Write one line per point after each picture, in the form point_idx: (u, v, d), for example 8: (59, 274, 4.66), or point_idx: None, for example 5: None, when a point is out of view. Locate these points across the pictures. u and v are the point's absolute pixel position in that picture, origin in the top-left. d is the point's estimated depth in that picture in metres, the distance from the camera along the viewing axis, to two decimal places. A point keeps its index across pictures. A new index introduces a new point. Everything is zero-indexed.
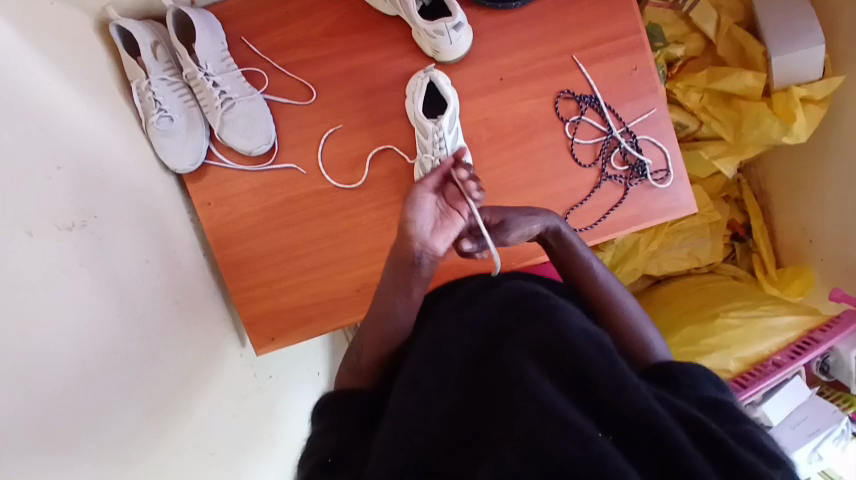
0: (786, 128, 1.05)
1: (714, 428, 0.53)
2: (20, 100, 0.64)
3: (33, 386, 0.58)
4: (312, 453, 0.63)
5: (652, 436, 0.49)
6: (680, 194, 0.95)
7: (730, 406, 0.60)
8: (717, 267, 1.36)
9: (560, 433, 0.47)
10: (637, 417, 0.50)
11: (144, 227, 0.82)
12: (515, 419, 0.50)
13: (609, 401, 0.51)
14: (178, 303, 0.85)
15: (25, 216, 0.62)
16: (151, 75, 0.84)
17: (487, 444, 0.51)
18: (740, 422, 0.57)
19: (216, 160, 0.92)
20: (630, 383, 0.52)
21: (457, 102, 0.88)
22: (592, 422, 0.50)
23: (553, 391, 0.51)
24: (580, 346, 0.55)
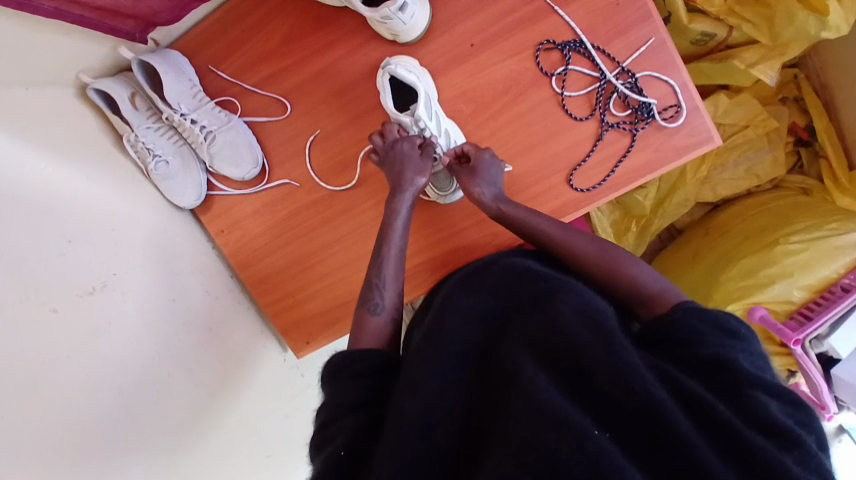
0: (823, 22, 0.89)
1: (724, 409, 0.47)
2: (18, 195, 0.71)
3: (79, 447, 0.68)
4: (325, 442, 0.61)
5: (651, 424, 0.46)
6: (700, 128, 0.83)
7: (741, 364, 0.51)
8: (782, 182, 1.20)
9: (553, 433, 0.46)
10: (636, 405, 0.47)
11: (162, 268, 0.89)
12: (512, 421, 0.49)
13: (608, 390, 0.48)
14: (212, 329, 0.93)
15: (45, 297, 0.69)
16: (136, 127, 0.88)
17: (488, 447, 0.50)
18: (748, 389, 0.49)
19: (217, 190, 0.97)
20: (626, 368, 0.49)
21: (427, 84, 0.83)
22: (587, 415, 0.48)
23: (549, 388, 0.50)
24: (576, 335, 0.53)
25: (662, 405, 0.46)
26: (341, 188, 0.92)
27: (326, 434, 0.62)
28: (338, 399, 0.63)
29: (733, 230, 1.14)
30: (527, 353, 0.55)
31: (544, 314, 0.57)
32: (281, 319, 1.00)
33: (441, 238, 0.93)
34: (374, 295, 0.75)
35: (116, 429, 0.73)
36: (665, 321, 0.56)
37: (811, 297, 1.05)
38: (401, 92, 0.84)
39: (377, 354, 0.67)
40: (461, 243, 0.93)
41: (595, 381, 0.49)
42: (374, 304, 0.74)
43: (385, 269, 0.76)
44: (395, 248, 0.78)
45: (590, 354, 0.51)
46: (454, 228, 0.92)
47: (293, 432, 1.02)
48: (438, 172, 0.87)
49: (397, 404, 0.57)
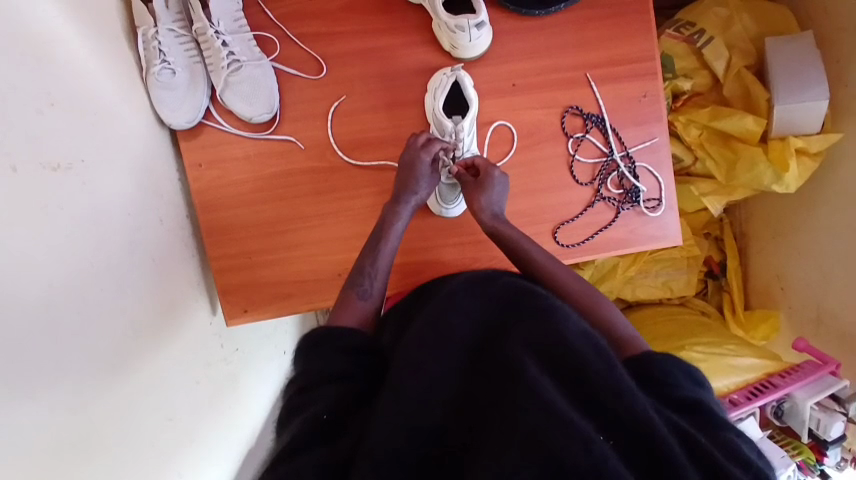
0: (778, 178, 1.08)
1: (704, 442, 0.49)
2: (17, 34, 0.60)
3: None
4: (300, 407, 0.60)
5: (646, 444, 0.47)
6: (669, 225, 0.96)
7: (711, 409, 0.55)
8: (688, 300, 1.39)
9: (561, 432, 0.44)
10: (632, 423, 0.47)
11: (129, 177, 0.79)
12: (513, 414, 0.46)
13: (608, 403, 0.48)
14: (154, 261, 0.82)
15: (9, 151, 0.58)
16: (159, 23, 0.83)
17: (482, 435, 0.47)
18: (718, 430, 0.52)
19: (213, 121, 0.90)
20: (628, 389, 0.49)
21: (477, 105, 0.89)
22: (590, 422, 0.47)
23: (551, 389, 0.47)
24: (576, 345, 0.52)
25: (657, 429, 0.47)
26: (356, 161, 0.92)
27: (301, 401, 0.61)
28: (317, 368, 0.63)
29: (644, 329, 1.33)
30: (528, 353, 0.52)
31: (544, 319, 0.55)
32: (228, 277, 0.93)
33: (423, 246, 0.94)
34: (364, 281, 0.77)
35: (36, 340, 0.59)
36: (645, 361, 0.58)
37: None
38: (456, 102, 0.90)
39: (360, 336, 0.66)
40: (440, 257, 0.94)
41: (596, 393, 0.49)
42: (363, 290, 0.75)
43: (379, 260, 0.80)
44: (392, 245, 0.82)
45: (593, 368, 0.50)
46: (439, 240, 0.94)
47: (197, 405, 0.91)
48: (456, 184, 0.91)
49: (393, 385, 0.53)
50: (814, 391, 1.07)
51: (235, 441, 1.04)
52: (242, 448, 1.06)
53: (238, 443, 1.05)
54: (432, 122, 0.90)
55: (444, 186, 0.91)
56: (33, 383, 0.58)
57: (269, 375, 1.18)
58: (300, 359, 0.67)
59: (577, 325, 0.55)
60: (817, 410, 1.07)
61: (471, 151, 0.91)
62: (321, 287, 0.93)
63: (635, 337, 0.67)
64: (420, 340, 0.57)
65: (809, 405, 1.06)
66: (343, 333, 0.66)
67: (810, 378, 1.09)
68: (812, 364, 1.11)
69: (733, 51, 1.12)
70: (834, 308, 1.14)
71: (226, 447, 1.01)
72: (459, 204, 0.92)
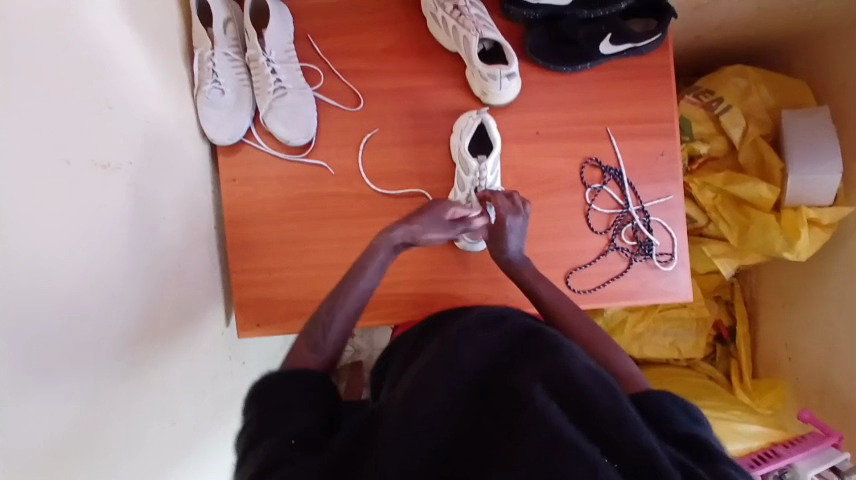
0: (790, 244, 1.10)
1: (704, 474, 0.49)
2: (85, 42, 0.66)
3: (36, 313, 0.56)
4: (272, 431, 0.59)
5: (650, 474, 0.46)
6: (680, 281, 0.98)
7: (713, 444, 0.55)
8: (696, 364, 1.39)
9: (567, 455, 0.44)
10: (634, 452, 0.47)
11: (167, 184, 0.83)
12: (520, 439, 0.47)
13: (614, 432, 0.48)
14: (180, 266, 0.86)
15: (65, 144, 0.63)
16: (216, 47, 0.90)
17: (490, 460, 0.47)
18: (719, 462, 0.52)
19: (252, 140, 0.96)
20: (632, 420, 0.50)
21: (502, 145, 0.92)
22: (596, 447, 0.47)
23: (558, 414, 0.48)
24: (584, 380, 0.53)
25: (659, 459, 0.47)
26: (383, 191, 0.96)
27: (272, 427, 0.60)
28: (286, 402, 0.63)
29: None
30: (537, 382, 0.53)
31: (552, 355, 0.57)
32: (246, 289, 0.96)
33: (439, 278, 0.97)
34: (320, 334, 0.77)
35: (63, 326, 0.61)
36: (650, 402, 0.62)
37: None
38: (481, 142, 0.94)
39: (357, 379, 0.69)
40: (453, 290, 0.97)
41: (601, 422, 0.49)
42: (317, 343, 0.75)
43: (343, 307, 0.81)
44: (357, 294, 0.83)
45: (599, 401, 0.51)
46: (452, 275, 0.97)
47: (199, 413, 0.91)
48: None
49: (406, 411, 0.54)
50: (816, 463, 1.06)
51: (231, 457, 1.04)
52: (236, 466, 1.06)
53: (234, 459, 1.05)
54: (457, 161, 0.94)
55: None
56: (51, 366, 0.59)
57: None
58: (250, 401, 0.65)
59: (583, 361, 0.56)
60: None
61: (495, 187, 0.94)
62: None
63: (635, 375, 0.69)
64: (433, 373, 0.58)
65: (809, 476, 1.05)
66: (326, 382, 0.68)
67: (811, 449, 1.07)
68: (816, 435, 1.10)
69: (750, 120, 1.17)
70: (837, 381, 1.13)
71: (222, 460, 1.01)
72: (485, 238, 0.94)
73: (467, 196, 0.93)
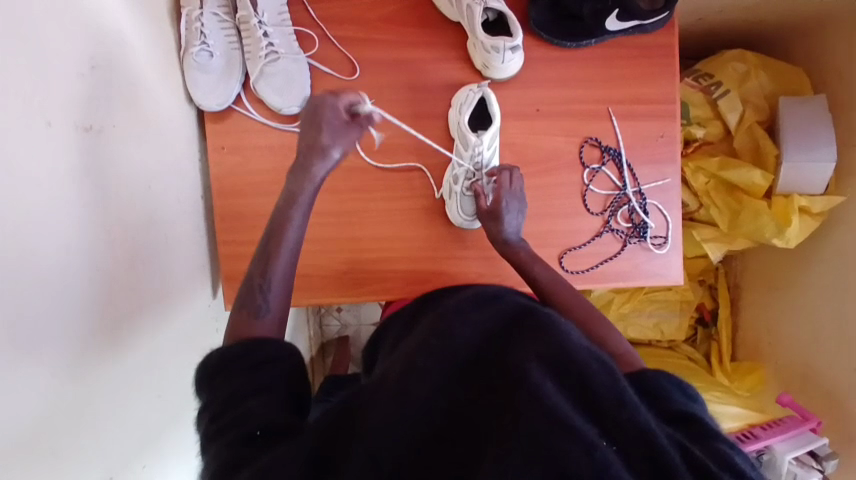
0: (780, 231, 1.11)
1: (699, 454, 0.49)
2: None
3: (15, 283, 0.53)
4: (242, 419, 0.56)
5: (649, 459, 0.46)
6: (673, 264, 0.98)
7: (707, 423, 0.55)
8: (677, 345, 1.41)
9: (565, 437, 0.43)
10: (632, 433, 0.47)
11: (154, 150, 0.79)
12: (512, 418, 0.46)
13: (611, 412, 0.47)
14: (166, 236, 0.83)
15: (47, 105, 0.59)
16: (205, 6, 0.86)
17: (479, 440, 0.47)
18: (713, 440, 0.52)
19: (242, 108, 0.91)
20: (630, 401, 0.49)
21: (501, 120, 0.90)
22: (593, 427, 0.46)
23: (552, 391, 0.47)
24: (582, 357, 0.52)
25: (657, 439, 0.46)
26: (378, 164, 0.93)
27: (233, 416, 0.56)
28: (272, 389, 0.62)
29: None
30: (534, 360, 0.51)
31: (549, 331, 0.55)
32: (234, 261, 0.93)
33: (433, 256, 0.95)
34: (257, 297, 0.70)
35: (47, 297, 0.58)
36: (645, 381, 0.61)
37: None
38: (480, 116, 0.92)
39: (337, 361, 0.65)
40: (447, 268, 0.95)
41: (599, 403, 0.48)
42: (259, 307, 0.68)
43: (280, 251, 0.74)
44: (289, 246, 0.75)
45: (597, 381, 0.50)
46: (447, 253, 0.95)
47: (187, 388, 0.89)
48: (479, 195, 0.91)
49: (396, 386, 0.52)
50: (794, 446, 1.10)
51: None
52: None
53: None
54: (455, 135, 0.92)
55: (465, 197, 0.91)
56: (34, 338, 0.56)
57: None
58: (204, 390, 0.61)
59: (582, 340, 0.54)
60: (796, 464, 1.09)
61: (493, 163, 0.92)
62: (326, 283, 0.94)
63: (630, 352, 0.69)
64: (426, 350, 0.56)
65: (788, 458, 1.09)
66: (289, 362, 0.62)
67: (791, 432, 1.12)
68: (794, 420, 1.14)
69: (747, 105, 1.17)
70: (818, 367, 1.16)
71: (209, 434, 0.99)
72: None
73: (467, 170, 0.91)
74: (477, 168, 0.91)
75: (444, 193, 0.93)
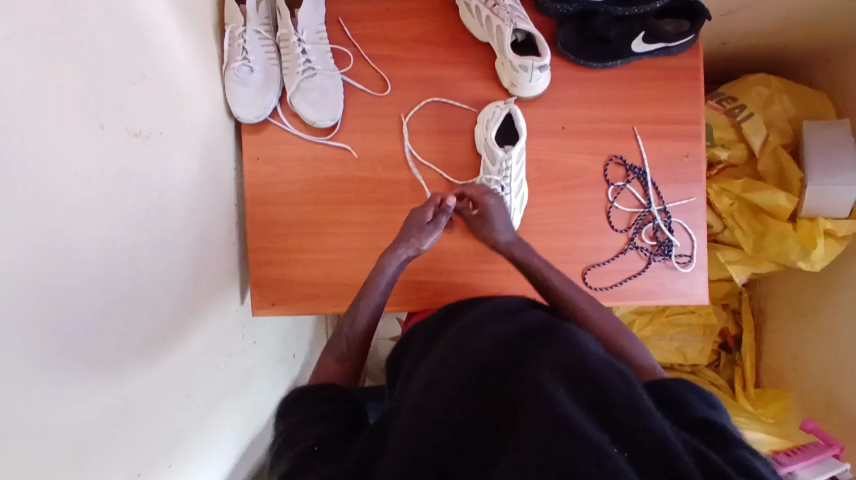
0: (805, 254, 1.10)
1: (720, 461, 0.47)
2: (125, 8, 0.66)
3: (64, 276, 0.56)
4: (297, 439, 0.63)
5: (664, 462, 0.44)
6: (698, 283, 0.98)
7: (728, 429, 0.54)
8: (700, 370, 1.40)
9: (573, 441, 0.44)
10: (645, 438, 0.46)
11: (196, 160, 0.83)
12: (524, 426, 0.47)
13: (623, 418, 0.48)
14: (201, 240, 0.85)
15: (101, 109, 0.62)
16: (248, 24, 0.90)
17: (493, 450, 0.48)
18: (734, 446, 0.51)
19: (277, 120, 0.95)
20: (644, 407, 0.49)
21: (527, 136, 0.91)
22: (605, 432, 0.47)
23: (564, 401, 0.48)
24: (595, 369, 0.53)
25: (672, 446, 0.46)
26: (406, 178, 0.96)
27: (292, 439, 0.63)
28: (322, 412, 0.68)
29: None
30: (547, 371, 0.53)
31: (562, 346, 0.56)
32: (262, 269, 0.95)
33: (458, 268, 0.97)
34: (342, 342, 0.82)
35: (91, 290, 0.60)
36: (667, 389, 0.61)
37: None
38: (506, 133, 0.94)
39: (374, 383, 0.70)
40: (471, 281, 0.97)
41: (611, 410, 0.48)
42: (339, 354, 0.81)
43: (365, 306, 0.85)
44: (371, 303, 0.85)
45: (609, 390, 0.50)
46: (472, 265, 0.97)
47: (214, 392, 0.91)
48: (505, 210, 0.92)
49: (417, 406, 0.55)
50: (818, 472, 1.09)
51: (240, 437, 1.04)
52: (242, 447, 1.05)
53: (242, 439, 1.04)
54: (483, 151, 0.93)
55: None
56: (79, 328, 0.59)
57: (277, 377, 1.18)
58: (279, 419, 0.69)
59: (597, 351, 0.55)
60: None
61: (521, 178, 0.93)
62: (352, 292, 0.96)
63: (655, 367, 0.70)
64: (446, 369, 0.59)
65: None
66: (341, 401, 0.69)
67: (814, 459, 1.10)
68: (818, 446, 1.12)
69: (772, 129, 1.17)
70: (844, 393, 1.14)
71: (232, 439, 1.01)
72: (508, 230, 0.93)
73: (493, 185, 0.91)
74: (505, 183, 0.91)
75: None
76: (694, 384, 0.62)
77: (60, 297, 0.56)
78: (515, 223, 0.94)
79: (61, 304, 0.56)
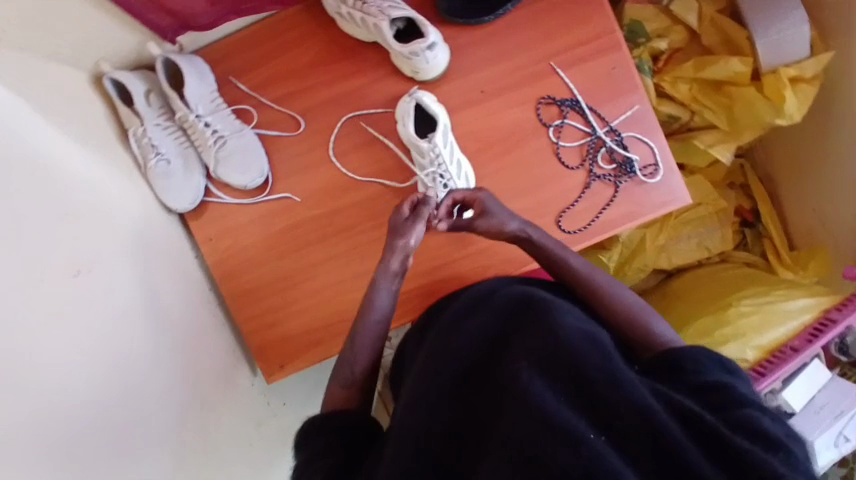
0: (778, 111, 1.05)
1: (713, 418, 0.48)
2: (21, 158, 0.66)
3: (51, 431, 0.58)
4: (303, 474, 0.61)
5: (647, 435, 0.45)
6: (674, 187, 0.94)
7: (737, 389, 0.54)
8: (729, 256, 1.33)
9: (551, 438, 0.44)
10: (629, 412, 0.46)
11: (147, 266, 0.84)
12: (506, 427, 0.47)
13: (604, 398, 0.47)
14: (184, 336, 0.87)
15: (37, 264, 0.63)
16: (146, 121, 0.91)
17: (480, 456, 0.48)
18: (740, 408, 0.52)
19: (214, 196, 0.97)
20: (625, 378, 0.48)
21: (446, 118, 0.91)
22: (584, 419, 0.46)
23: (544, 391, 0.48)
24: (571, 343, 0.51)
25: (658, 416, 0.46)
26: (352, 201, 0.96)
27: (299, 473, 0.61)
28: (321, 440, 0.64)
29: (691, 296, 1.25)
30: (523, 360, 0.51)
31: (536, 323, 0.54)
32: (257, 337, 0.97)
33: (435, 266, 0.96)
34: (347, 368, 0.75)
35: (83, 431, 0.62)
36: (669, 350, 0.61)
37: (764, 357, 1.11)
38: (424, 121, 0.92)
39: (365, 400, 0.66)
40: (452, 272, 0.96)
41: (589, 390, 0.48)
42: (345, 379, 0.74)
43: (367, 327, 0.76)
44: (373, 321, 0.77)
45: (587, 367, 0.49)
46: (447, 258, 0.96)
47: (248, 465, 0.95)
48: None
49: (403, 418, 0.55)
50: None
51: None
52: None
53: None
54: (411, 149, 0.91)
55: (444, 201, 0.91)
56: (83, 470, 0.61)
57: None
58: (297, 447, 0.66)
59: (573, 322, 0.53)
60: None
61: (456, 158, 0.90)
62: (347, 329, 0.95)
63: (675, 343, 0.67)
64: (427, 374, 0.58)
65: None
66: (349, 413, 0.67)
67: None
68: None
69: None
70: None
71: None
72: None
73: (433, 176, 0.90)
74: (442, 171, 0.89)
75: (425, 204, 0.94)
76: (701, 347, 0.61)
77: (52, 452, 0.58)
78: None
79: (65, 458, 0.59)
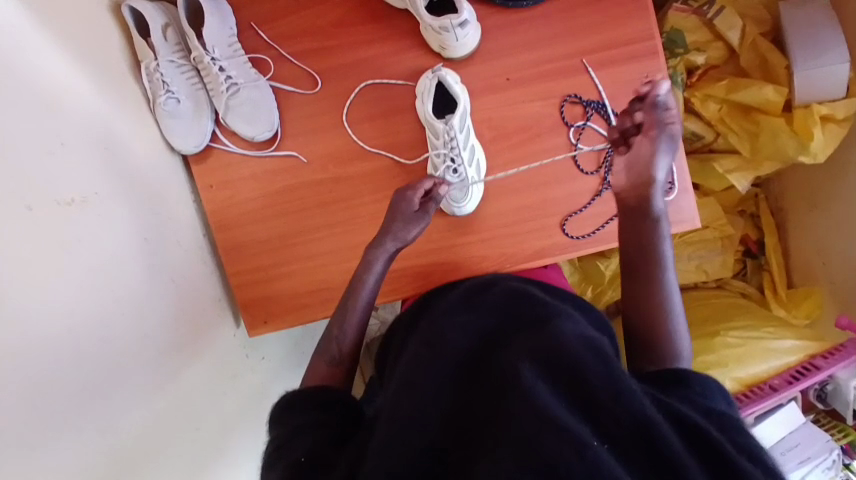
0: (803, 147, 1.01)
1: (712, 437, 0.47)
2: (20, 80, 0.64)
3: (26, 362, 0.58)
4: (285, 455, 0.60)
5: (647, 446, 0.44)
6: (684, 208, 0.92)
7: (728, 417, 0.54)
8: (726, 282, 1.32)
9: (555, 436, 0.42)
10: (631, 421, 0.45)
11: (144, 207, 0.83)
12: (505, 423, 0.45)
13: (606, 403, 0.46)
14: (173, 281, 0.86)
15: (23, 191, 0.62)
16: (159, 57, 0.88)
17: (476, 449, 0.46)
18: (734, 434, 0.52)
19: (220, 143, 0.95)
20: (627, 386, 0.47)
21: (467, 99, 0.89)
22: (585, 424, 0.45)
23: (546, 394, 0.46)
24: (573, 351, 0.50)
25: (658, 425, 0.44)
26: (359, 170, 0.94)
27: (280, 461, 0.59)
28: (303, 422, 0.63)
29: None
30: (523, 361, 0.50)
31: (538, 332, 0.53)
32: (244, 291, 0.96)
33: (434, 247, 0.93)
34: (333, 344, 0.76)
35: (59, 367, 0.62)
36: (666, 374, 0.61)
37: (741, 389, 1.13)
38: (443, 101, 0.92)
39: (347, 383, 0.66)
40: (450, 258, 0.93)
41: (590, 395, 0.46)
42: (332, 357, 0.75)
43: (360, 297, 0.79)
44: (364, 298, 0.79)
45: (589, 373, 0.48)
46: (446, 241, 0.93)
47: (223, 416, 0.95)
48: (462, 181, 0.89)
49: (394, 407, 0.53)
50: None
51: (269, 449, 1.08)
52: None
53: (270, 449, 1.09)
54: (425, 127, 0.91)
55: (452, 186, 0.89)
56: (54, 406, 0.61)
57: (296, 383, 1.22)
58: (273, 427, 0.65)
59: (572, 332, 0.52)
60: None
61: (471, 144, 0.89)
62: (335, 296, 0.95)
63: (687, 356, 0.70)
64: (419, 365, 0.56)
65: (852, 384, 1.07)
66: (326, 393, 0.65)
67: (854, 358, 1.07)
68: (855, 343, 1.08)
69: (746, 19, 1.07)
70: None
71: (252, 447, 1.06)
72: (471, 200, 0.90)
73: (444, 158, 0.89)
74: (454, 154, 0.88)
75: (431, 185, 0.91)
76: (704, 374, 0.61)
77: (27, 383, 0.57)
78: (477, 193, 0.90)
79: (37, 392, 0.59)
